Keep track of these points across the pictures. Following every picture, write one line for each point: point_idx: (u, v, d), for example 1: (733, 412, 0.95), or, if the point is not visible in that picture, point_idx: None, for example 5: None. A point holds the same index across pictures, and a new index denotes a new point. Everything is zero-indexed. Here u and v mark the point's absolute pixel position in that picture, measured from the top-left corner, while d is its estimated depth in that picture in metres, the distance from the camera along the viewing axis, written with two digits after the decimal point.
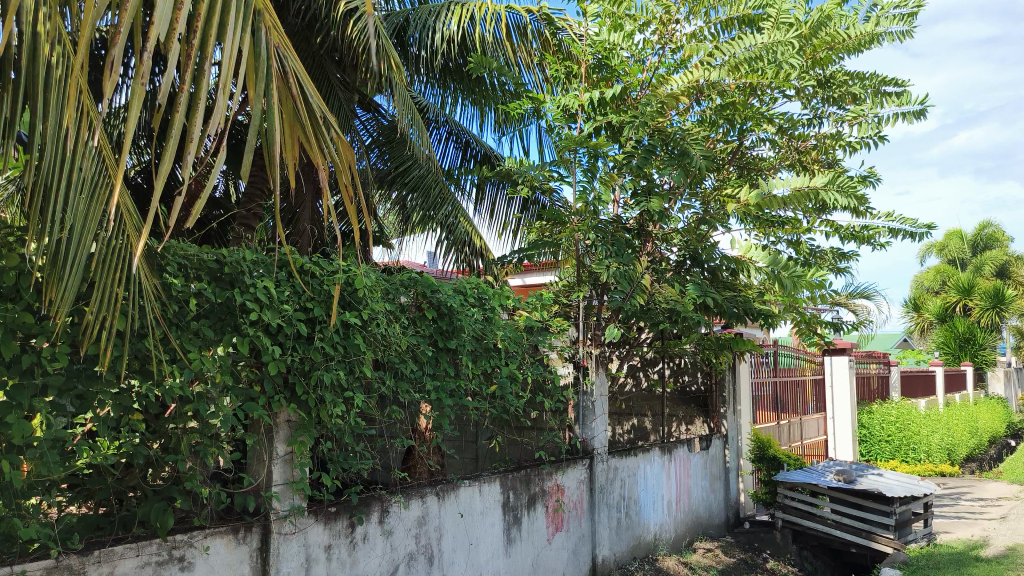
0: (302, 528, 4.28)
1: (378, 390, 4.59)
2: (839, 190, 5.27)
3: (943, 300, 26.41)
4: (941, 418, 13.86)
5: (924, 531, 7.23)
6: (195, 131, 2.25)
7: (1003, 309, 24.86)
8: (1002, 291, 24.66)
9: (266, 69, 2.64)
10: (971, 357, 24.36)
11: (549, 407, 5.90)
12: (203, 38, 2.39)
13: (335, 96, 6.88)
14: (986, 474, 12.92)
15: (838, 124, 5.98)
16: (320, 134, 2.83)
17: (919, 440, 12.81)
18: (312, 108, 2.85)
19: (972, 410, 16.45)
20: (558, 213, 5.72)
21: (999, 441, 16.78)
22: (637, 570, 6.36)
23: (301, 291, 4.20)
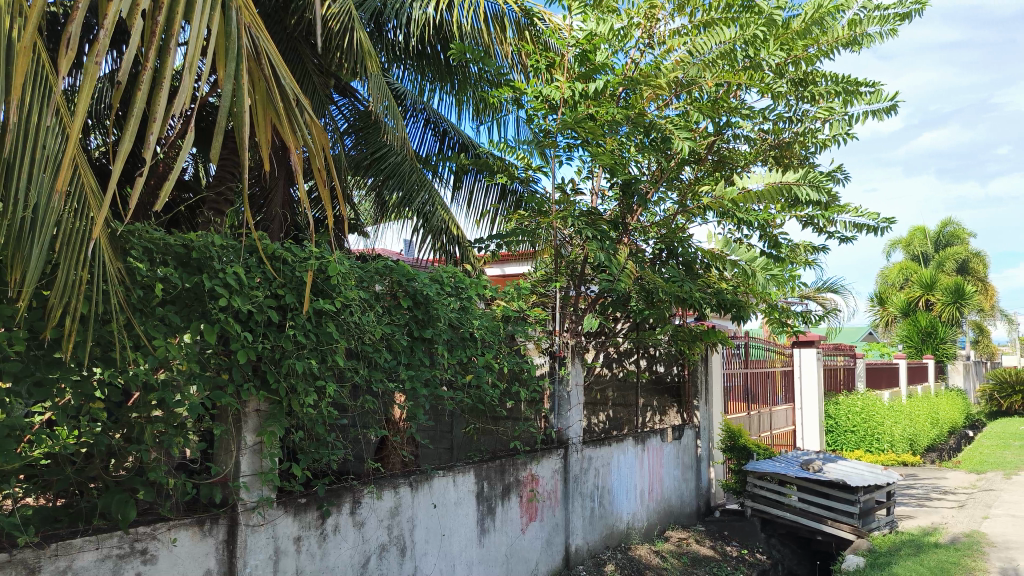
0: (271, 520, 4.20)
1: (351, 380, 4.52)
2: (810, 185, 5.38)
3: (907, 294, 27.18)
4: (904, 409, 14.27)
5: (888, 518, 7.48)
6: (158, 112, 2.16)
7: (964, 305, 25.69)
8: (963, 287, 25.55)
9: (236, 49, 2.53)
10: (933, 350, 25.18)
11: (525, 397, 5.90)
12: (168, 19, 2.31)
13: (310, 82, 6.75)
14: (945, 463, 13.35)
15: (814, 121, 6.07)
16: (294, 116, 2.71)
17: (883, 431, 13.23)
18: (285, 89, 2.72)
19: (934, 401, 16.94)
20: (538, 201, 5.66)
21: (960, 432, 17.37)
22: (609, 559, 6.41)
23: (271, 277, 4.11)
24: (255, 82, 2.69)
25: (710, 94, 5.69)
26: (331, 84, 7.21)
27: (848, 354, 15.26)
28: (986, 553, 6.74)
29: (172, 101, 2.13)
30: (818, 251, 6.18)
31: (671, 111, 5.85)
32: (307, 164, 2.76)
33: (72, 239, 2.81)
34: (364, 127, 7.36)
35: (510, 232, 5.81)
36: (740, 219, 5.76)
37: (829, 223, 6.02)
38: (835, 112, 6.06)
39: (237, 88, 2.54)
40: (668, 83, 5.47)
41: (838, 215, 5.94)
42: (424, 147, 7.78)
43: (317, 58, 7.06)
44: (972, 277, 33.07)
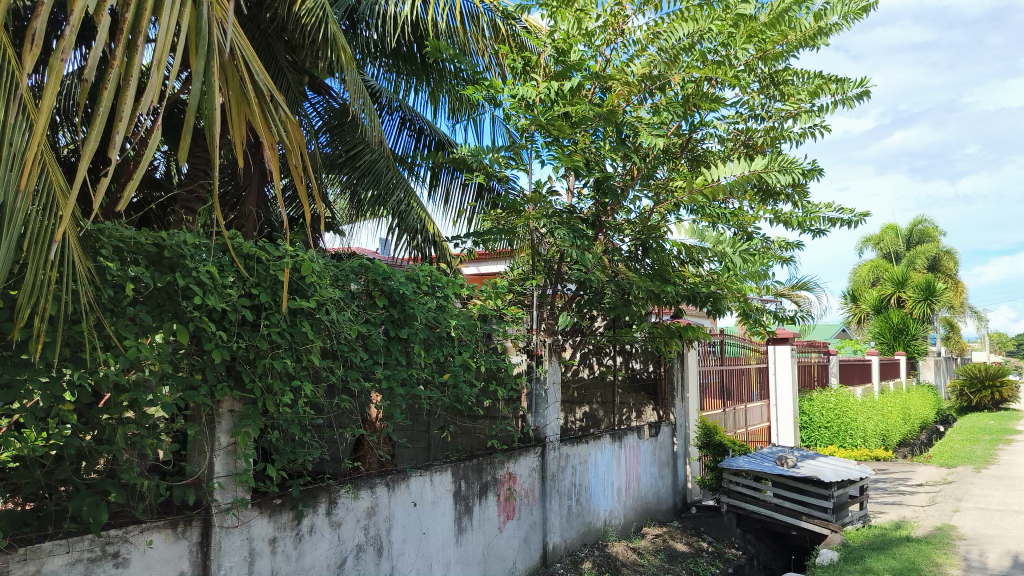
0: (245, 521, 4.16)
1: (327, 379, 4.47)
2: (781, 170, 5.44)
3: (879, 291, 27.53)
4: (877, 405, 14.47)
5: (860, 513, 7.64)
6: (125, 110, 2.13)
7: (935, 301, 26.11)
8: (933, 285, 25.96)
9: (208, 45, 2.46)
10: (904, 346, 25.57)
11: (502, 396, 5.89)
12: (137, 15, 2.25)
13: (284, 79, 6.69)
14: (916, 457, 13.57)
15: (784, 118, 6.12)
16: (269, 111, 2.64)
17: (856, 427, 13.36)
18: (259, 85, 2.65)
19: (905, 396, 17.21)
20: (513, 200, 5.64)
21: (931, 427, 17.66)
22: (586, 556, 6.43)
23: (245, 276, 4.06)
24: (228, 78, 2.61)
25: (683, 92, 5.70)
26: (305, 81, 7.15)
27: (821, 350, 15.43)
28: (957, 546, 6.86)
29: (139, 98, 2.09)
30: (792, 249, 6.22)
31: (645, 109, 5.82)
32: (283, 161, 2.69)
33: (39, 236, 2.68)
34: (339, 124, 7.29)
35: (485, 231, 5.74)
36: (715, 216, 5.77)
37: (802, 219, 6.07)
38: (806, 109, 6.10)
39: (209, 85, 2.47)
40: (639, 81, 5.46)
41: (812, 211, 5.98)
42: (400, 145, 7.83)
43: (291, 54, 6.99)
44: (943, 274, 33.67)
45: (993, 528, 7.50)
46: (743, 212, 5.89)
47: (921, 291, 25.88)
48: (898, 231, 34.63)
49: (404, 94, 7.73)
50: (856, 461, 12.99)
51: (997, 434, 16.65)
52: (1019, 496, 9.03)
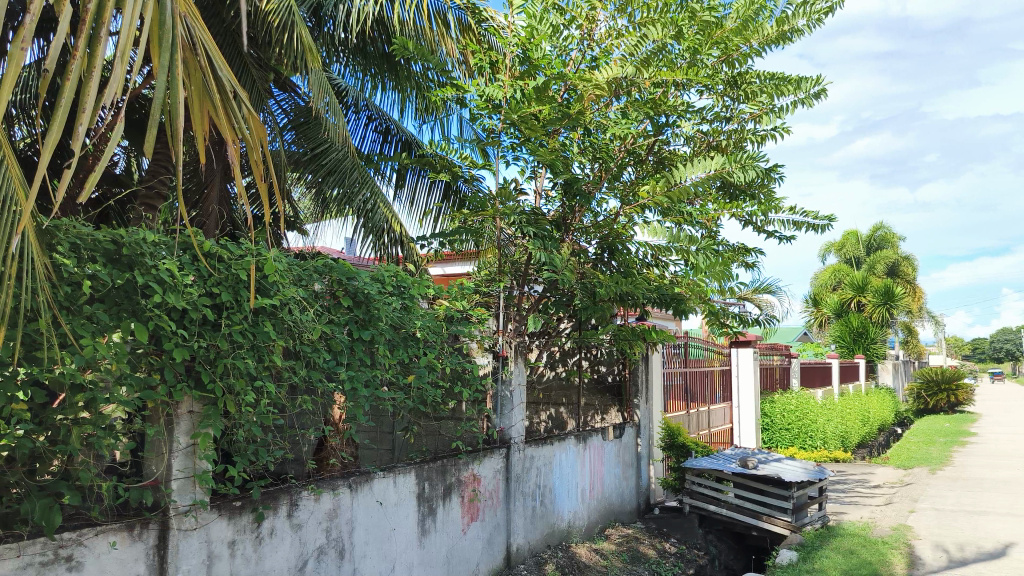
0: (204, 524, 4.08)
1: (289, 380, 4.41)
2: (737, 164, 5.59)
3: (841, 295, 27.97)
4: (837, 407, 14.76)
5: (818, 513, 7.76)
6: (89, 104, 1.92)
7: (896, 305, 26.64)
8: (893, 289, 26.48)
9: (171, 40, 2.30)
10: (863, 349, 26.06)
11: (468, 397, 5.87)
12: (99, 5, 2.08)
13: (248, 76, 6.61)
14: (873, 458, 13.87)
15: (746, 121, 6.18)
16: (233, 108, 2.50)
17: (816, 428, 13.64)
18: (222, 81, 2.52)
19: (864, 398, 17.58)
20: (481, 201, 5.59)
21: (889, 429, 18.05)
22: (549, 557, 6.45)
23: (206, 275, 3.99)
24: (188, 74, 2.46)
25: (650, 95, 5.72)
26: (270, 78, 7.08)
27: (782, 352, 15.69)
28: (912, 546, 7.03)
29: (103, 91, 1.90)
30: (755, 253, 6.28)
31: (613, 111, 5.82)
32: (245, 160, 2.54)
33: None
34: (303, 122, 7.26)
35: (451, 232, 5.76)
36: (682, 218, 5.79)
37: (763, 222, 6.13)
38: (770, 113, 6.17)
39: (171, 80, 2.31)
40: (606, 84, 5.48)
41: (775, 214, 6.05)
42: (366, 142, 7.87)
43: (256, 50, 6.90)
44: (902, 278, 34.49)
45: (947, 528, 7.68)
46: (707, 214, 5.94)
47: (880, 295, 26.45)
48: (859, 237, 35.35)
49: (371, 93, 7.69)
50: (815, 462, 13.25)
51: (951, 436, 17.09)
52: (972, 497, 9.26)
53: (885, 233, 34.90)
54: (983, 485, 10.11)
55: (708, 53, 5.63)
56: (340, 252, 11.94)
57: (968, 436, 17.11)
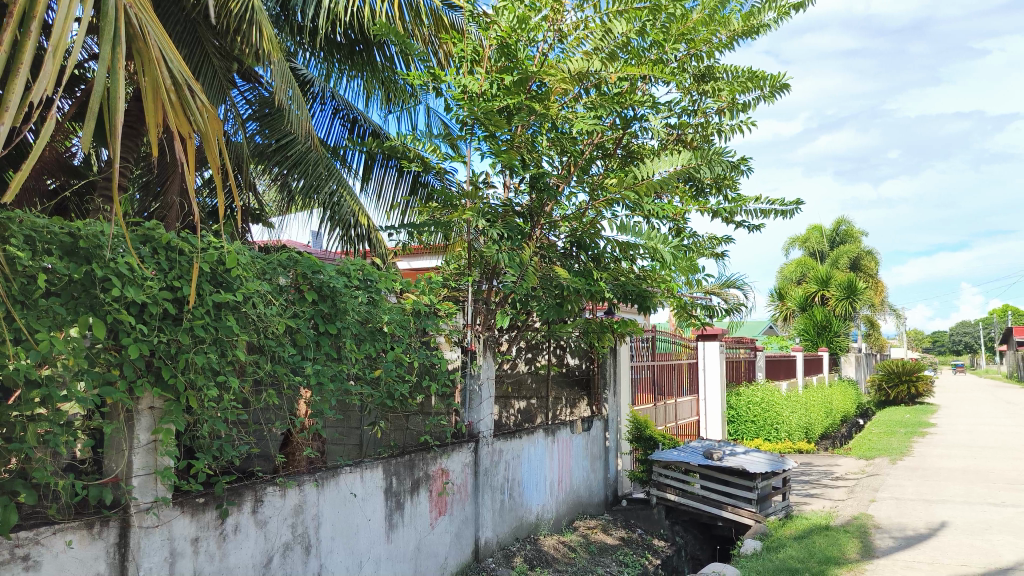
0: (166, 520, 3.99)
1: (253, 375, 4.32)
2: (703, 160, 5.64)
3: (805, 289, 28.41)
4: (800, 399, 15.04)
5: (782, 504, 7.87)
6: (17, 97, 1.83)
7: (859, 299, 27.19)
8: (855, 283, 27.02)
9: (117, 31, 2.23)
10: (827, 342, 26.52)
11: (436, 391, 5.85)
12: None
13: (209, 66, 6.46)
14: (836, 448, 14.16)
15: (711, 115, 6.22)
16: (188, 103, 2.47)
17: (781, 419, 13.88)
18: (175, 72, 2.46)
19: (826, 390, 17.92)
20: (449, 195, 5.54)
21: (851, 421, 18.44)
22: (517, 551, 6.49)
23: (167, 268, 3.89)
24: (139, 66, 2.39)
25: (618, 89, 5.72)
26: (233, 68, 6.95)
27: (747, 344, 15.92)
28: (873, 534, 7.20)
29: (32, 86, 1.81)
30: (722, 244, 6.33)
31: (581, 104, 5.81)
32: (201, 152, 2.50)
33: None
34: (268, 113, 7.15)
35: (420, 225, 5.71)
36: (650, 212, 5.82)
37: (730, 215, 6.18)
38: (737, 105, 6.20)
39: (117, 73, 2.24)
40: (574, 77, 5.45)
41: (742, 206, 6.09)
42: (332, 134, 7.86)
43: (217, 40, 6.75)
44: (866, 272, 35.19)
45: (906, 516, 7.89)
46: (674, 207, 5.98)
47: (844, 288, 26.95)
48: (824, 230, 35.93)
49: (336, 83, 7.59)
50: (780, 452, 13.48)
51: (912, 426, 17.54)
52: (931, 485, 9.52)
53: (849, 227, 35.50)
54: (940, 474, 10.39)
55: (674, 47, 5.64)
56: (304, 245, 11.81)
57: (926, 427, 17.57)
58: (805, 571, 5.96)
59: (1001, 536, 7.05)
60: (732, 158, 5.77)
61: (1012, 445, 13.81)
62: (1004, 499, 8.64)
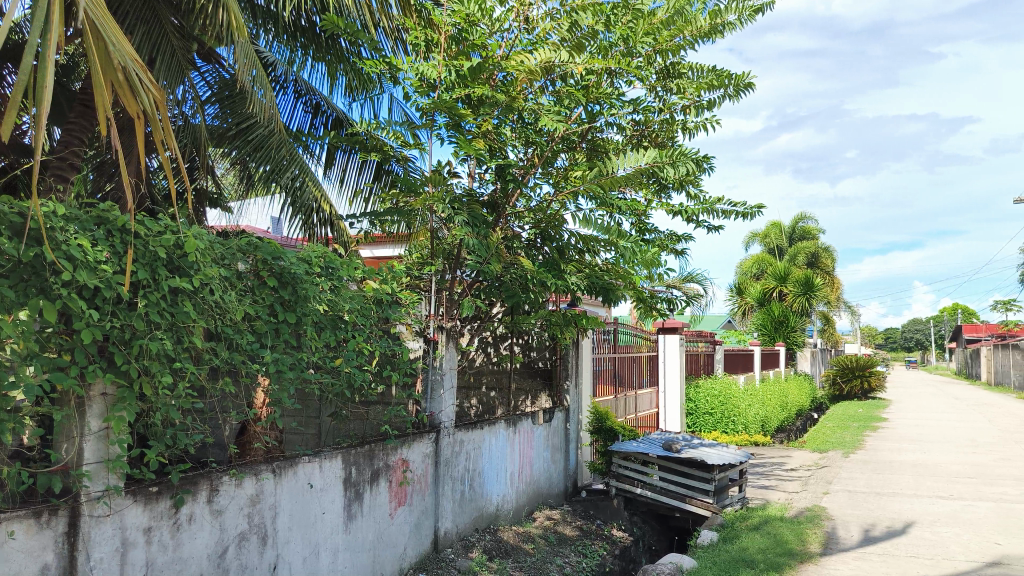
0: (118, 510, 3.88)
1: (210, 363, 4.23)
2: (668, 157, 5.68)
3: (763, 286, 28.93)
4: (757, 393, 15.36)
5: (739, 496, 8.02)
6: None
7: (815, 297, 27.83)
8: (812, 281, 27.64)
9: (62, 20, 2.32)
10: (783, 338, 27.06)
11: (397, 381, 5.81)
12: None
13: (167, 45, 6.29)
14: (790, 442, 14.50)
15: (674, 111, 6.29)
16: (131, 84, 2.63)
17: (738, 413, 14.16)
18: (114, 56, 2.57)
19: (783, 384, 18.31)
20: (412, 183, 5.52)
21: (804, 415, 18.90)
22: (476, 542, 6.52)
23: (121, 252, 3.78)
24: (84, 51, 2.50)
25: (583, 81, 5.77)
26: (193, 49, 6.80)
27: (707, 340, 16.15)
28: (826, 526, 7.37)
29: None
30: (684, 240, 6.40)
31: (546, 97, 5.83)
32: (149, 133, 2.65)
33: None
34: (229, 96, 7.01)
35: (383, 212, 5.68)
36: (612, 207, 5.87)
37: (693, 212, 6.25)
38: (702, 103, 6.28)
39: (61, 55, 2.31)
40: (540, 68, 5.46)
41: (703, 203, 6.17)
42: (294, 118, 7.84)
43: (177, 19, 6.59)
44: (823, 271, 35.99)
45: (858, 508, 8.10)
46: (638, 204, 6.04)
47: (801, 286, 27.55)
48: (784, 228, 36.63)
49: (299, 68, 7.50)
50: (737, 445, 13.75)
51: (864, 421, 18.03)
52: (882, 479, 9.79)
53: (808, 226, 36.21)
54: (890, 467, 10.70)
55: (641, 42, 5.69)
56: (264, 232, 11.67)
57: (877, 421, 18.08)
58: (760, 563, 6.08)
59: (947, 528, 7.29)
60: (696, 154, 5.83)
61: (957, 440, 14.32)
62: (951, 492, 8.93)
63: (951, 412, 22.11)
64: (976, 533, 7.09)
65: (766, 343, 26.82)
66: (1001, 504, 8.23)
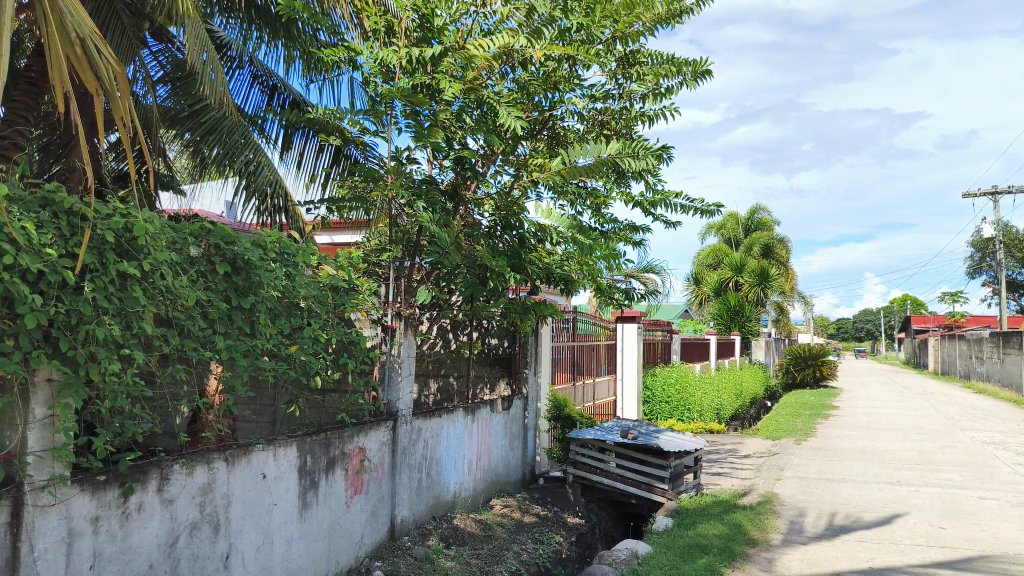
0: (64, 499, 3.74)
1: (160, 349, 4.11)
2: (629, 147, 5.69)
3: (720, 277, 29.36)
4: (712, 381, 15.65)
5: (694, 482, 8.17)
6: None
7: (771, 287, 28.38)
8: (768, 271, 28.15)
9: None
10: (739, 328, 27.52)
11: (354, 369, 5.76)
12: None
13: (117, 23, 6.13)
14: (744, 429, 14.83)
15: (630, 100, 6.34)
16: (92, 58, 2.70)
17: (693, 401, 14.42)
18: (73, 29, 2.65)
19: (738, 373, 18.68)
20: (371, 169, 5.46)
21: (758, 403, 19.33)
22: (433, 529, 6.54)
23: (68, 234, 3.66)
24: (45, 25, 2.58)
25: (543, 68, 5.79)
26: (144, 28, 6.67)
27: (664, 328, 16.37)
28: (780, 512, 7.53)
29: None
30: (642, 232, 6.46)
31: (506, 83, 5.83)
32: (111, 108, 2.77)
33: None
34: (181, 76, 6.96)
35: (341, 198, 5.62)
36: (571, 195, 5.90)
37: (651, 204, 6.29)
38: (660, 92, 6.33)
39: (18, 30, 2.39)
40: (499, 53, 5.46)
41: (660, 194, 6.22)
42: (251, 100, 7.73)
43: None
44: (780, 262, 36.70)
45: (809, 494, 8.31)
46: (596, 193, 6.10)
47: (758, 276, 28.10)
48: (741, 219, 37.15)
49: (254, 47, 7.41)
50: (693, 433, 13.98)
51: (816, 408, 18.51)
52: (833, 465, 10.06)
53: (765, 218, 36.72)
54: (840, 454, 11.00)
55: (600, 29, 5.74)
56: (216, 216, 11.47)
57: (829, 409, 18.58)
58: (714, 549, 6.19)
59: (895, 513, 7.51)
60: (655, 144, 5.91)
61: (904, 427, 14.79)
62: (898, 478, 9.22)
63: (899, 399, 22.82)
64: (922, 518, 7.32)
65: (723, 332, 27.24)
66: (945, 490, 8.52)
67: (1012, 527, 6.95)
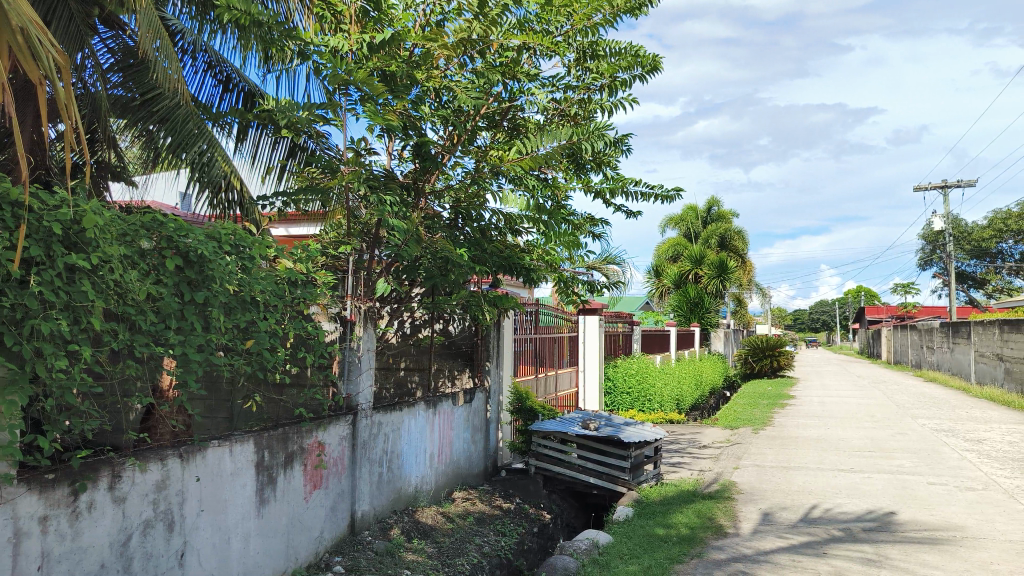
0: (10, 499, 3.61)
1: (110, 344, 3.99)
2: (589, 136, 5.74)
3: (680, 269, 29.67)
4: (672, 371, 15.86)
5: (654, 472, 8.27)
6: None
7: (729, 279, 28.80)
8: (725, 263, 28.54)
9: None
10: (698, 318, 27.82)
11: (311, 363, 5.67)
12: None
13: (64, 9, 6.00)
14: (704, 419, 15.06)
15: (587, 91, 6.37)
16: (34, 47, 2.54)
17: (653, 391, 14.61)
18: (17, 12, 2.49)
19: (696, 363, 18.94)
20: (328, 160, 5.38)
21: (716, 392, 19.65)
22: (394, 523, 6.52)
23: (12, 226, 3.50)
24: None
25: (500, 58, 5.80)
26: (93, 14, 6.50)
27: (626, 320, 16.48)
28: (738, 501, 7.65)
29: None
30: (603, 223, 6.52)
31: (465, 73, 5.87)
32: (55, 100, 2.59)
33: None
34: (132, 64, 6.86)
35: (298, 190, 5.54)
36: (531, 185, 5.91)
37: (611, 194, 6.33)
38: (620, 83, 6.35)
39: None
40: (456, 42, 5.54)
41: (620, 185, 6.25)
42: (204, 91, 7.65)
43: None
44: (739, 254, 37.26)
45: (767, 482, 8.46)
46: (556, 184, 6.13)
47: (716, 267, 28.52)
48: (700, 211, 37.58)
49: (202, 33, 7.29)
50: (653, 423, 14.15)
51: (773, 397, 18.88)
52: (788, 453, 10.28)
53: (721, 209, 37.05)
54: (796, 442, 11.24)
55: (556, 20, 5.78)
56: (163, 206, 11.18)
57: (785, 398, 18.99)
58: (675, 538, 6.25)
59: (848, 499, 7.70)
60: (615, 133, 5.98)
61: (857, 415, 15.20)
62: (851, 465, 9.46)
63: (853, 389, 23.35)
64: (875, 504, 7.51)
65: (682, 324, 27.54)
66: (896, 476, 8.76)
67: (959, 511, 7.17)
